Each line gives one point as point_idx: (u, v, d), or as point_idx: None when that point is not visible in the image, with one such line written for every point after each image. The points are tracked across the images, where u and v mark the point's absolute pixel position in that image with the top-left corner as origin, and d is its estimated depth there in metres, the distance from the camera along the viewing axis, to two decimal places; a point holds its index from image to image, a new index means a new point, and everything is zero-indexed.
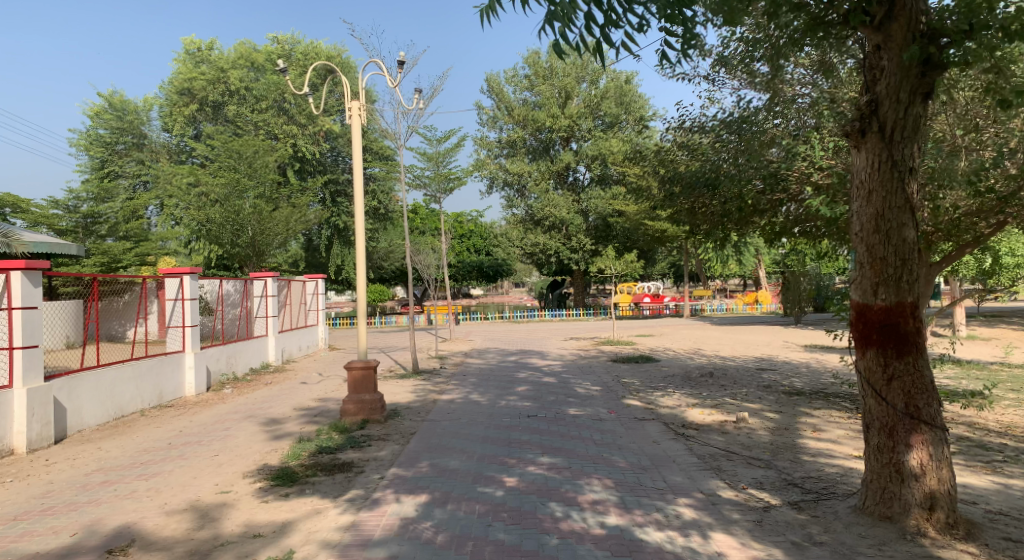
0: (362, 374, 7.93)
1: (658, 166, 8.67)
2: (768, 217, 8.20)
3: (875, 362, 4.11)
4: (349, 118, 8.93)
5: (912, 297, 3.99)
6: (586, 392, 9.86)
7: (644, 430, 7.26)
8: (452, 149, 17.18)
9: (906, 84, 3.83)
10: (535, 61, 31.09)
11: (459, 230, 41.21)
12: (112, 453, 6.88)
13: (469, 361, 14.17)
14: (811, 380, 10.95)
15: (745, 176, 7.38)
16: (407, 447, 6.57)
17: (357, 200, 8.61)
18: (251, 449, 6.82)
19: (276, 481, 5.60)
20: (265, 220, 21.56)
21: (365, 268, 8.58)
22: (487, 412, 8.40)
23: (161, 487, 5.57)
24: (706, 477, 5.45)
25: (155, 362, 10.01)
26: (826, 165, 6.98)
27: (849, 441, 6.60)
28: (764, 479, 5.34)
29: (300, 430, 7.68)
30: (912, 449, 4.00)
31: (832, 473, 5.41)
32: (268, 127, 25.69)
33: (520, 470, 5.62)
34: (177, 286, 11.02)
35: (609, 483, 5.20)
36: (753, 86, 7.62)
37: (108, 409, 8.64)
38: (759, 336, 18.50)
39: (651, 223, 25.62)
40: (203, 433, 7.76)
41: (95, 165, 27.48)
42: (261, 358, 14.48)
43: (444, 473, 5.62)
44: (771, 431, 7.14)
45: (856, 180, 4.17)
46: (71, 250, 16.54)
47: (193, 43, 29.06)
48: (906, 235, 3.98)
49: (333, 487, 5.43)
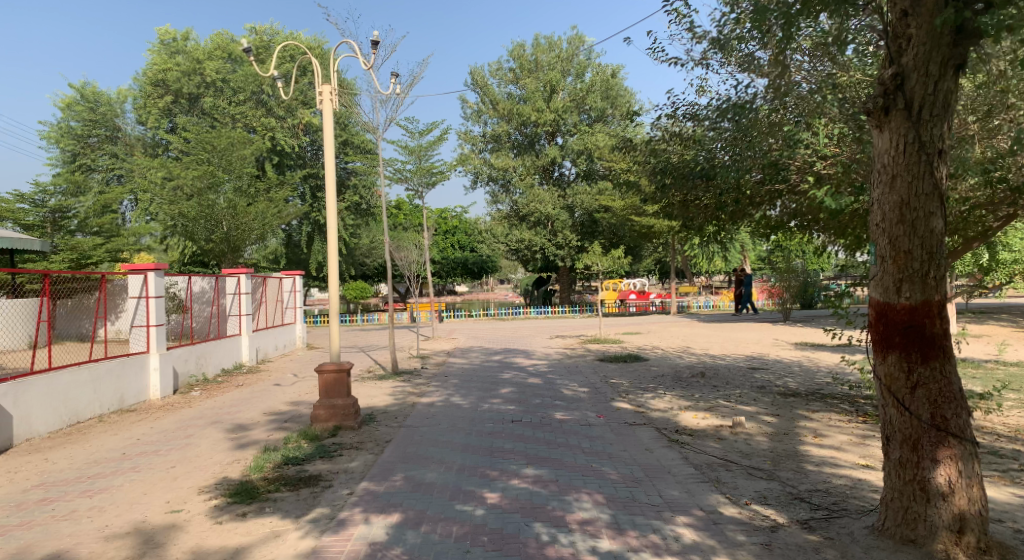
0: (334, 378, 7.42)
1: (649, 156, 8.24)
2: (763, 208, 7.77)
3: (898, 368, 3.70)
4: (320, 104, 8.32)
5: (938, 295, 3.60)
6: (573, 394, 9.41)
7: (635, 436, 6.82)
8: (435, 142, 16.66)
9: (936, 54, 3.44)
10: (520, 54, 30.65)
11: (443, 227, 40.66)
12: (58, 464, 6.24)
13: (452, 361, 13.66)
14: (805, 380, 10.60)
15: (744, 166, 6.96)
16: (381, 457, 6.07)
17: (328, 188, 7.95)
18: (211, 461, 6.26)
19: (234, 498, 5.05)
20: (240, 216, 20.84)
21: (338, 264, 7.94)
22: (469, 417, 7.91)
23: (106, 505, 4.99)
24: (705, 491, 5.01)
25: (115, 364, 9.35)
26: (828, 154, 6.56)
27: (853, 449, 6.24)
28: (768, 492, 4.92)
29: (268, 438, 7.13)
30: (939, 465, 3.59)
31: (840, 486, 5.01)
32: (245, 119, 25.01)
33: (504, 484, 5.14)
34: (140, 283, 10.22)
35: (600, 500, 4.74)
36: (748, 69, 7.35)
37: (61, 415, 8.01)
38: (749, 333, 18.17)
39: (637, 218, 25.27)
40: (162, 441, 7.16)
41: (67, 158, 26.42)
42: (234, 358, 13.85)
43: (419, 487, 5.12)
44: (770, 437, 6.74)
45: (876, 165, 3.75)
46: (34, 245, 15.62)
47: (168, 33, 28.04)
48: (933, 225, 3.56)
49: (296, 505, 4.90)
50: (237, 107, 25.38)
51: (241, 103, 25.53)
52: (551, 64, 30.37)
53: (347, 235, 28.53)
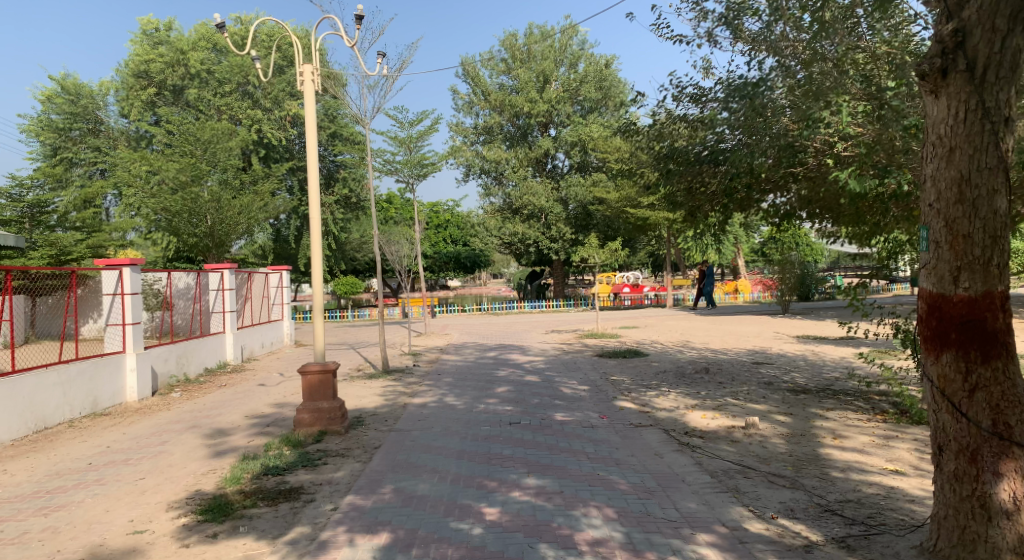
0: (319, 379, 6.93)
1: (654, 140, 7.86)
2: (771, 195, 7.41)
3: (953, 369, 3.24)
4: (302, 85, 7.75)
5: (1001, 286, 3.14)
6: (573, 393, 8.94)
7: (643, 439, 6.37)
8: (426, 132, 16.12)
9: (1006, 6, 2.97)
10: (512, 44, 30.02)
11: (435, 221, 40.06)
12: (15, 477, 5.64)
13: (445, 358, 13.15)
14: (812, 375, 10.20)
15: (757, 150, 6.52)
16: (368, 467, 5.57)
17: (309, 176, 7.39)
18: (186, 470, 5.70)
19: (205, 515, 4.52)
20: (224, 209, 20.15)
21: (320, 258, 7.38)
22: (463, 419, 7.42)
23: (62, 525, 4.43)
24: (725, 503, 4.56)
25: (88, 366, 8.65)
26: (853, 133, 6.03)
27: (876, 451, 5.86)
28: (794, 504, 4.51)
29: (248, 445, 6.59)
30: (1002, 478, 3.14)
31: (873, 497, 4.61)
32: (231, 111, 24.36)
33: (503, 497, 4.67)
34: (115, 279, 9.59)
35: (610, 515, 4.28)
36: (756, 46, 6.99)
37: (25, 420, 7.38)
38: (747, 326, 17.78)
39: (633, 210, 24.85)
40: (134, 449, 6.57)
41: (48, 152, 25.52)
42: (218, 357, 13.25)
43: (411, 501, 4.65)
44: (786, 439, 6.33)
45: (930, 136, 3.29)
46: (8, 240, 14.83)
47: (150, 23, 27.03)
48: (997, 204, 3.10)
49: (275, 523, 4.39)
50: (222, 98, 24.67)
51: (227, 94, 24.83)
52: (544, 54, 29.77)
53: (335, 229, 27.90)
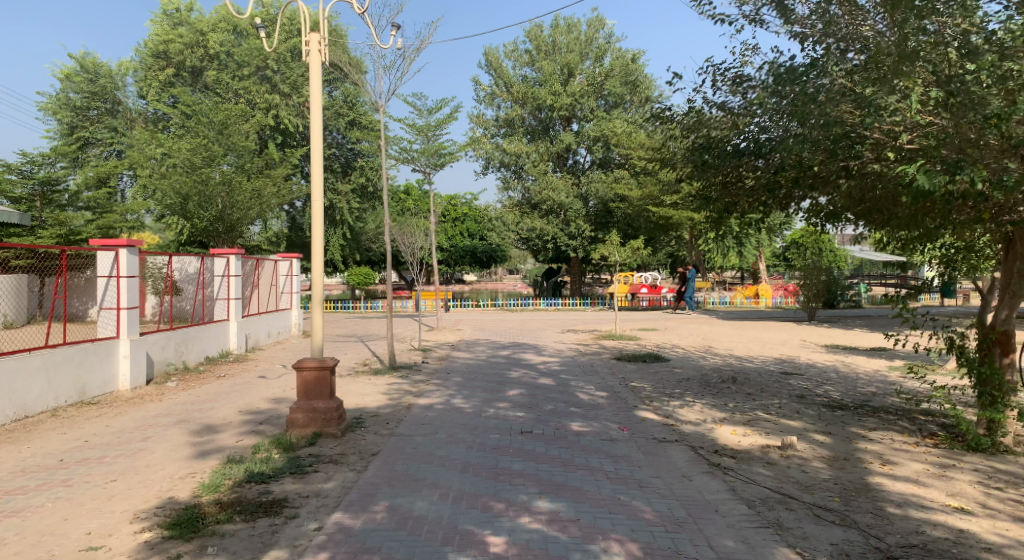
0: (315, 377, 6.40)
1: (689, 129, 7.20)
2: (813, 194, 6.80)
3: None
4: (308, 56, 7.25)
5: None
6: (589, 399, 8.32)
7: (668, 457, 5.74)
8: (444, 120, 15.54)
9: None
10: (537, 35, 29.42)
11: (451, 214, 39.58)
12: None
13: (456, 356, 12.56)
14: (847, 389, 9.47)
15: (807, 140, 5.82)
16: (362, 478, 5.01)
17: (311, 153, 6.83)
18: (163, 472, 5.19)
19: (173, 530, 3.99)
20: (235, 193, 19.73)
21: (321, 239, 6.81)
22: (470, 424, 6.85)
23: (9, 536, 3.91)
24: (767, 542, 3.93)
25: (77, 351, 8.19)
26: (922, 121, 5.29)
27: (932, 482, 5.19)
28: (849, 547, 3.86)
29: (236, 445, 6.07)
30: None
31: (944, 543, 3.94)
32: (249, 95, 24.05)
33: (510, 524, 4.07)
34: (111, 260, 9.13)
35: (634, 552, 3.67)
36: (808, 29, 6.37)
37: (4, 408, 6.92)
38: (772, 333, 16.98)
39: (656, 208, 24.12)
40: (113, 444, 6.08)
41: (64, 131, 25.29)
42: (220, 346, 12.79)
43: (406, 524, 4.07)
44: (829, 463, 5.66)
45: None
46: (12, 217, 14.40)
47: (171, 3, 26.65)
48: None
49: (249, 543, 3.85)
50: (241, 81, 24.32)
51: (245, 77, 24.47)
52: (570, 46, 29.14)
53: (350, 218, 27.47)
